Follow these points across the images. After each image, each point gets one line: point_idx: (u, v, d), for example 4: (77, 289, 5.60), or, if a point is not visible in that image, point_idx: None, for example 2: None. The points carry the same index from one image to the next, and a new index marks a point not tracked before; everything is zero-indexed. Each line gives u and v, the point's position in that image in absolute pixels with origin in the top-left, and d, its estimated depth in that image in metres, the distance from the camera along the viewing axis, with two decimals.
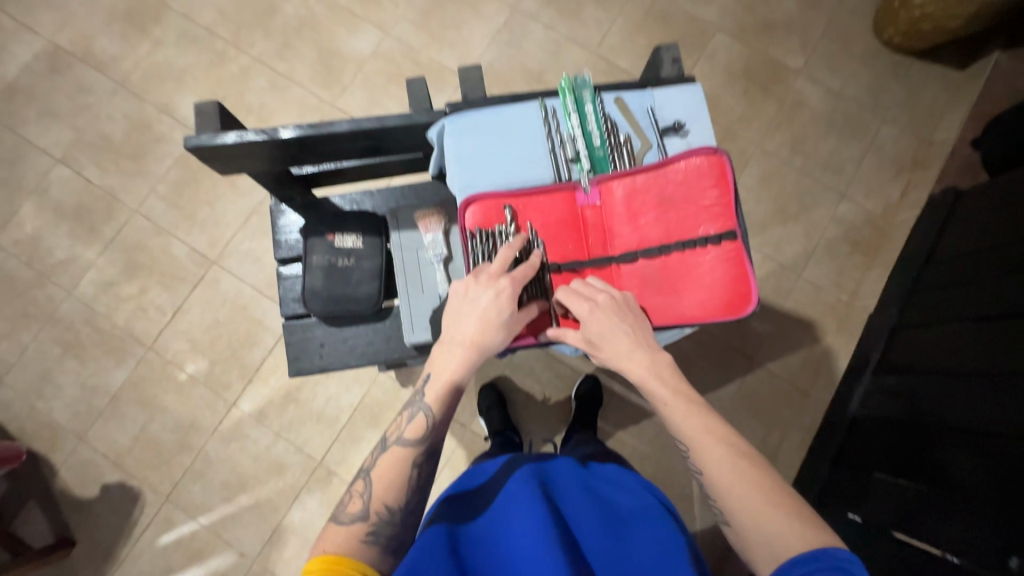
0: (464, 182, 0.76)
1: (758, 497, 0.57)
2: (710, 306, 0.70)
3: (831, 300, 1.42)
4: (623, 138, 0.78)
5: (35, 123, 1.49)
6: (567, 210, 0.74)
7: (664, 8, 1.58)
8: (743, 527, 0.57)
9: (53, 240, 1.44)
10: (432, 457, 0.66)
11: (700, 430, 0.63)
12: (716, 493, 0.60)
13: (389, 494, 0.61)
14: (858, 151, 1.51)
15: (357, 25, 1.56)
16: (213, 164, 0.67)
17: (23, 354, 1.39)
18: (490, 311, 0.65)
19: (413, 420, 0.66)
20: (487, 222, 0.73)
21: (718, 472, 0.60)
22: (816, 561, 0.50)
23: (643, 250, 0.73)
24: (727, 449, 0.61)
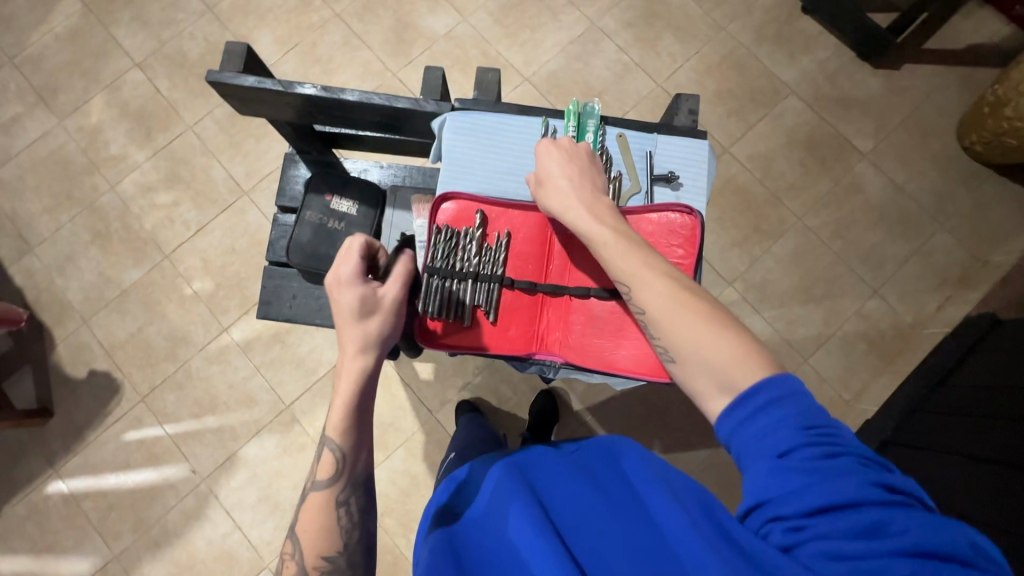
0: (449, 177, 0.78)
1: (701, 333, 0.57)
2: (645, 360, 0.72)
3: (832, 394, 1.36)
4: (614, 174, 0.78)
5: (126, 26, 1.59)
6: (535, 230, 0.76)
7: (743, 58, 1.55)
8: (689, 362, 0.58)
9: (112, 134, 1.54)
10: (361, 486, 0.65)
11: (641, 271, 0.63)
12: (661, 333, 0.61)
13: (323, 543, 0.60)
14: (904, 251, 1.43)
15: (439, 5, 1.59)
16: (234, 103, 0.71)
17: (57, 232, 1.48)
18: (353, 305, 0.63)
19: (321, 459, 0.63)
20: (457, 222, 0.75)
21: (656, 315, 0.61)
22: (758, 389, 0.53)
23: (597, 288, 0.74)
24: (667, 289, 0.61)
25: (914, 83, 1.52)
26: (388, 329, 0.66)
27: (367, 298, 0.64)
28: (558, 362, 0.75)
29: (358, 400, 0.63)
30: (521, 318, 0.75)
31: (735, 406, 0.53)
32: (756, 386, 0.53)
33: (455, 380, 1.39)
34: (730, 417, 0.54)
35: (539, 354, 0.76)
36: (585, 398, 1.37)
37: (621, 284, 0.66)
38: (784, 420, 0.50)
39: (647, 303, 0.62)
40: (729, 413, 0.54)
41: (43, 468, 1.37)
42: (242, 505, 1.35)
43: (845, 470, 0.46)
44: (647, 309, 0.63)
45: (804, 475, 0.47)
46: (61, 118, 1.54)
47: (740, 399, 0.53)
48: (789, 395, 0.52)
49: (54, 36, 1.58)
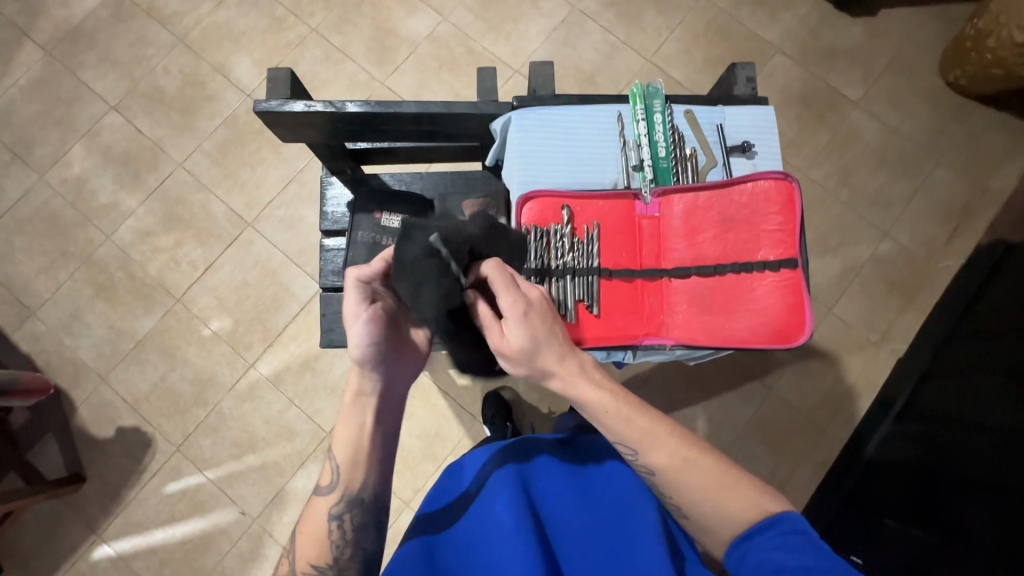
0: (524, 175, 0.77)
1: (715, 487, 0.63)
2: (760, 331, 0.71)
3: (860, 338, 1.39)
4: (689, 152, 0.79)
5: (94, 69, 1.52)
6: (624, 218, 0.75)
7: (726, 23, 1.56)
8: (705, 517, 0.63)
9: (99, 183, 1.48)
10: (359, 506, 0.67)
11: (648, 435, 0.65)
12: (674, 491, 0.64)
13: (313, 552, 0.64)
14: (907, 190, 1.47)
15: (416, 6, 1.56)
16: (277, 129, 0.69)
17: (57, 291, 1.43)
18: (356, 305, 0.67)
19: (325, 467, 0.67)
20: (543, 219, 0.74)
21: (669, 476, 0.64)
22: (782, 534, 0.58)
23: (696, 267, 0.73)
24: (673, 449, 0.64)
25: (893, 25, 1.55)
26: (353, 339, 0.65)
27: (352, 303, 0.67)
28: (670, 345, 0.73)
29: (351, 416, 0.66)
30: (623, 306, 0.73)
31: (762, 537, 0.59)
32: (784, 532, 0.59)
33: (494, 381, 1.38)
34: (734, 553, 0.61)
35: (647, 340, 0.74)
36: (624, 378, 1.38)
37: (623, 445, 0.65)
38: (794, 534, 0.58)
39: (654, 463, 0.64)
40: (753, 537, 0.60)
41: (86, 534, 1.33)
42: None
43: (827, 566, 0.54)
44: (657, 470, 0.64)
45: (792, 560, 0.56)
46: (41, 173, 1.48)
47: (739, 540, 0.61)
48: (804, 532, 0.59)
49: (19, 89, 1.51)
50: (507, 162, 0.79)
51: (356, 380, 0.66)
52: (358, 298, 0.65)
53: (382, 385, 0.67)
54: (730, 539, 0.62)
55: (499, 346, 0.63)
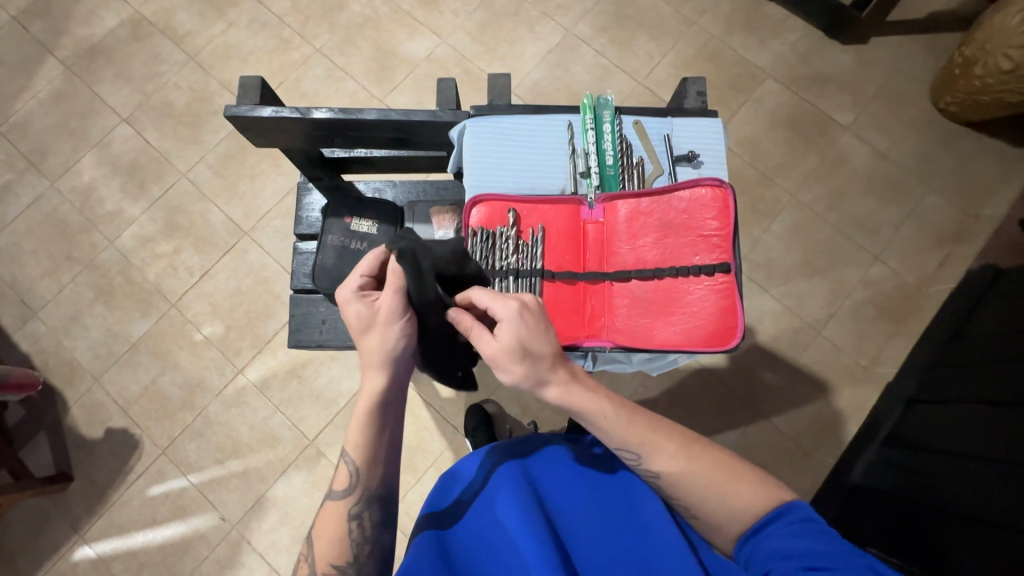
0: (475, 180, 0.79)
1: (725, 479, 0.61)
2: (695, 335, 0.71)
3: (849, 363, 1.38)
4: (635, 160, 0.81)
5: (109, 83, 1.60)
6: (568, 222, 0.76)
7: (717, 48, 1.60)
8: (714, 518, 0.60)
9: (106, 191, 1.54)
10: (377, 501, 0.65)
11: (648, 437, 0.63)
12: (679, 493, 0.62)
13: (334, 552, 0.62)
14: (898, 215, 1.47)
15: (416, 30, 1.62)
16: (250, 134, 0.74)
17: (59, 294, 1.47)
18: (356, 315, 0.62)
19: (339, 470, 0.64)
20: (490, 222, 0.76)
21: (673, 478, 0.62)
22: (787, 520, 0.56)
23: (637, 270, 0.73)
24: (674, 451, 0.63)
25: (882, 53, 1.57)
26: (395, 343, 0.62)
27: (362, 312, 0.61)
28: (609, 348, 0.73)
29: (373, 421, 0.62)
30: (564, 308, 0.73)
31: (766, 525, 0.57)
32: (790, 518, 0.56)
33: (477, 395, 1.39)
34: (745, 547, 0.58)
35: (587, 342, 0.74)
36: None
37: (624, 450, 0.64)
38: (799, 518, 0.56)
39: (657, 464, 0.63)
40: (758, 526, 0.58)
41: (68, 534, 1.34)
42: (276, 548, 1.33)
43: (839, 551, 0.52)
44: (662, 471, 0.63)
45: (803, 544, 0.53)
46: (52, 180, 1.54)
47: (749, 534, 0.58)
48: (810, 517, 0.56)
49: (38, 101, 1.59)
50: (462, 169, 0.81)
51: (382, 386, 0.62)
52: (385, 303, 0.61)
53: (403, 386, 0.65)
54: (737, 536, 0.59)
55: (492, 356, 0.61)
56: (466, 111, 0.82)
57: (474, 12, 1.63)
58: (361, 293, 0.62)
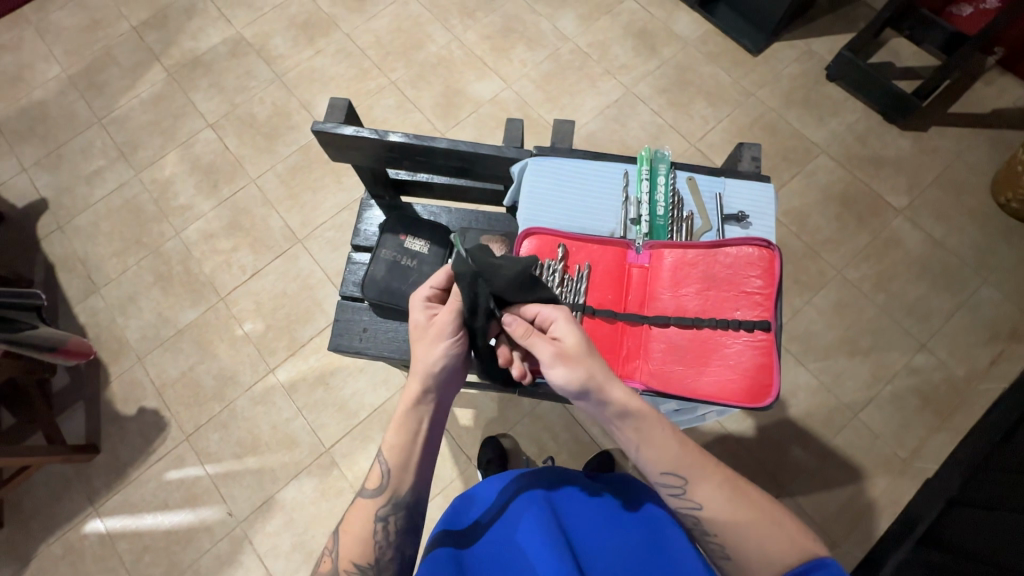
0: (529, 214, 0.83)
1: (760, 524, 0.59)
2: (729, 388, 0.71)
3: (887, 452, 1.32)
4: (685, 214, 0.83)
5: (203, 91, 1.76)
6: (614, 263, 0.78)
7: (773, 120, 1.63)
8: (749, 561, 0.57)
9: (182, 186, 1.67)
10: (404, 508, 0.64)
11: (694, 462, 0.62)
12: (716, 529, 0.60)
13: (358, 551, 0.62)
14: (950, 304, 1.43)
15: (485, 73, 1.73)
16: (329, 149, 0.81)
17: (122, 274, 1.58)
18: (418, 320, 0.69)
19: (374, 469, 0.66)
20: (539, 254, 0.78)
21: (715, 511, 0.60)
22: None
23: (676, 317, 0.74)
24: (720, 480, 0.61)
25: (943, 143, 1.57)
26: (437, 355, 0.66)
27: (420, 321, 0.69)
28: (640, 390, 0.73)
29: (408, 422, 0.65)
30: (600, 346, 0.74)
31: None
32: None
33: (496, 428, 1.38)
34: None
35: (619, 382, 0.74)
36: None
37: (670, 476, 0.62)
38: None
39: (700, 496, 0.61)
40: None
41: (84, 505, 1.38)
42: (276, 552, 1.33)
43: None
44: (704, 502, 0.60)
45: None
46: (137, 171, 1.69)
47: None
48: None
49: (139, 100, 1.76)
50: (518, 203, 0.85)
51: (420, 392, 0.65)
52: (440, 317, 0.68)
53: (442, 396, 0.67)
54: None
55: (552, 360, 0.64)
56: (529, 151, 0.87)
57: (541, 63, 1.73)
58: (425, 306, 0.71)
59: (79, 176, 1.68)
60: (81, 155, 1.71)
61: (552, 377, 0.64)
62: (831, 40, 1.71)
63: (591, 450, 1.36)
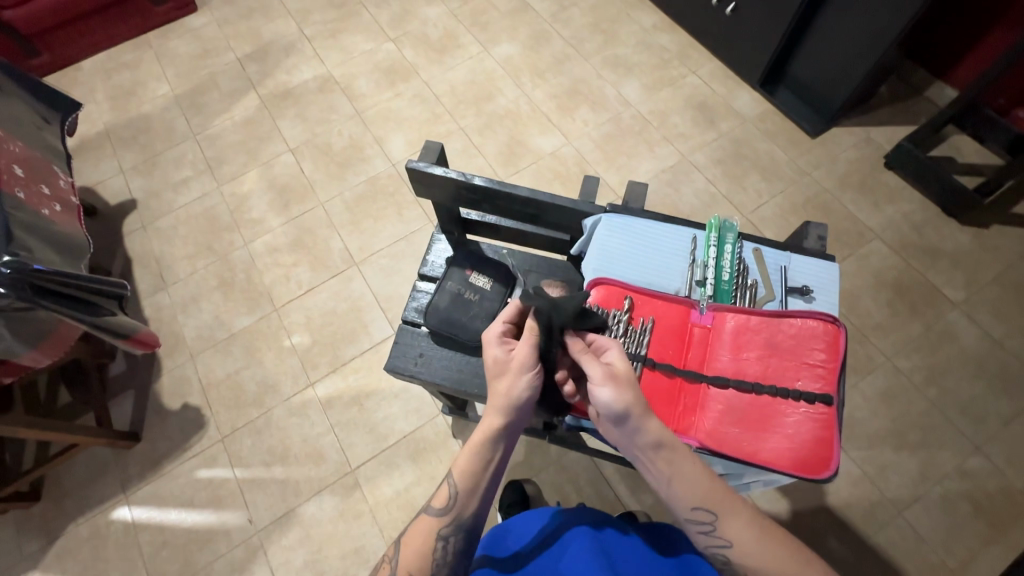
0: (597, 265, 0.87)
1: (796, 565, 0.59)
2: (787, 458, 0.71)
3: (933, 559, 1.23)
4: (750, 282, 0.85)
5: (289, 120, 1.93)
6: (677, 320, 0.80)
7: (827, 201, 1.65)
8: None
9: (256, 202, 1.80)
10: (465, 531, 0.65)
11: (724, 497, 0.62)
12: (745, 566, 0.61)
13: (417, 564, 0.63)
14: (1008, 409, 1.36)
15: (549, 129, 1.83)
16: (415, 184, 0.88)
17: (190, 276, 1.70)
18: (498, 356, 0.69)
19: (441, 488, 0.66)
20: (605, 303, 0.82)
21: (744, 549, 0.61)
22: None
23: (736, 380, 0.75)
24: (750, 518, 0.62)
25: (1005, 242, 1.55)
26: (519, 390, 0.67)
27: (500, 357, 0.69)
28: (694, 447, 0.73)
29: (483, 451, 0.65)
30: (658, 399, 0.75)
31: None
32: None
33: (520, 472, 1.37)
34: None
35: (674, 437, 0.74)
36: (655, 511, 1.32)
37: (701, 511, 0.62)
38: None
39: (730, 533, 0.61)
40: None
41: (116, 492, 1.43)
42: (288, 567, 1.33)
43: None
44: (734, 539, 0.61)
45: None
46: (219, 184, 1.83)
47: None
48: None
49: (232, 122, 1.94)
50: (587, 253, 0.89)
51: (499, 424, 0.66)
52: (520, 352, 0.68)
53: (516, 429, 0.67)
54: None
55: (601, 376, 0.64)
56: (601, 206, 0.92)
57: (602, 124, 1.83)
58: (502, 341, 0.71)
59: (168, 183, 1.84)
60: (173, 164, 1.87)
61: (600, 394, 0.64)
62: (891, 130, 1.74)
63: (615, 508, 1.33)
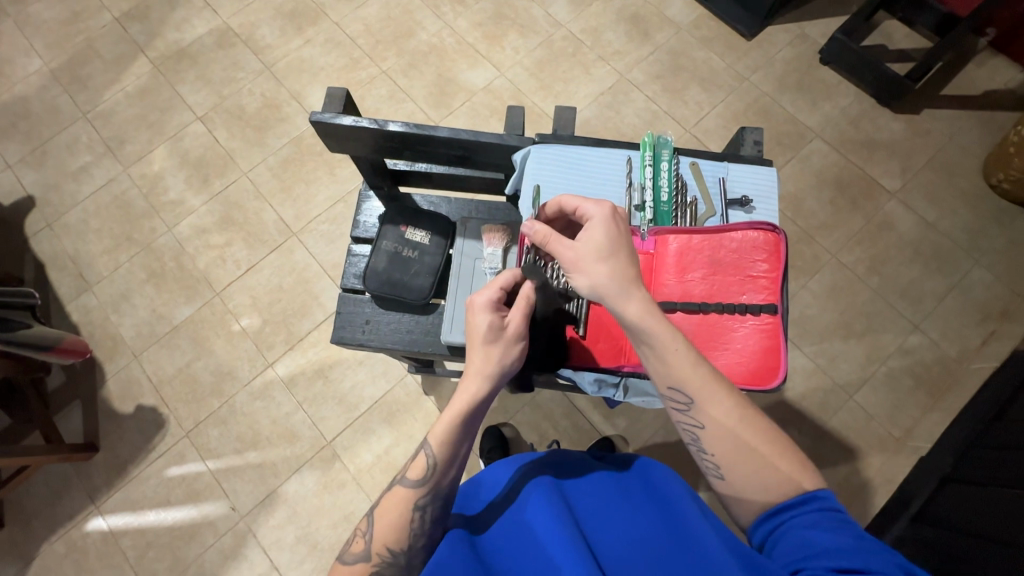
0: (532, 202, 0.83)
1: (765, 453, 0.56)
2: (737, 371, 0.73)
3: (882, 432, 1.34)
4: (689, 200, 0.83)
5: (191, 84, 1.73)
6: None
7: (767, 105, 1.63)
8: (747, 487, 0.56)
9: (172, 181, 1.64)
10: (441, 499, 0.63)
11: (707, 382, 0.58)
12: (716, 451, 0.58)
13: (393, 536, 0.61)
14: (942, 287, 1.45)
15: (478, 61, 1.71)
16: (328, 139, 0.80)
17: (115, 271, 1.56)
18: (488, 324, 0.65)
19: (417, 458, 0.64)
20: None
21: (717, 433, 0.57)
22: (810, 505, 0.53)
23: (683, 303, 0.75)
24: (730, 405, 0.58)
25: (935, 125, 1.58)
26: (508, 360, 0.66)
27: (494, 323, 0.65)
28: (646, 373, 0.78)
29: (467, 420, 0.63)
30: (607, 332, 0.79)
31: (774, 526, 0.54)
32: (803, 507, 0.53)
33: (496, 417, 1.39)
34: (765, 525, 0.55)
35: (627, 367, 0.79)
36: (630, 433, 1.37)
37: (677, 393, 0.59)
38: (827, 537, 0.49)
39: (707, 416, 0.58)
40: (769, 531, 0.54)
41: (85, 503, 1.38)
42: (280, 545, 1.34)
43: (862, 544, 0.48)
44: (708, 422, 0.58)
45: (828, 540, 0.49)
46: (125, 167, 1.66)
47: (770, 514, 0.55)
48: (824, 510, 0.52)
49: (125, 94, 1.72)
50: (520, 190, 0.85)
51: (483, 389, 0.64)
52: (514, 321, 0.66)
53: (495, 396, 0.66)
54: (758, 513, 0.56)
55: (570, 261, 0.62)
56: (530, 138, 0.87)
57: (533, 50, 1.72)
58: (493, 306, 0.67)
59: (66, 172, 1.65)
60: (67, 150, 1.67)
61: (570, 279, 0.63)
62: (824, 23, 1.70)
63: (592, 437, 1.37)
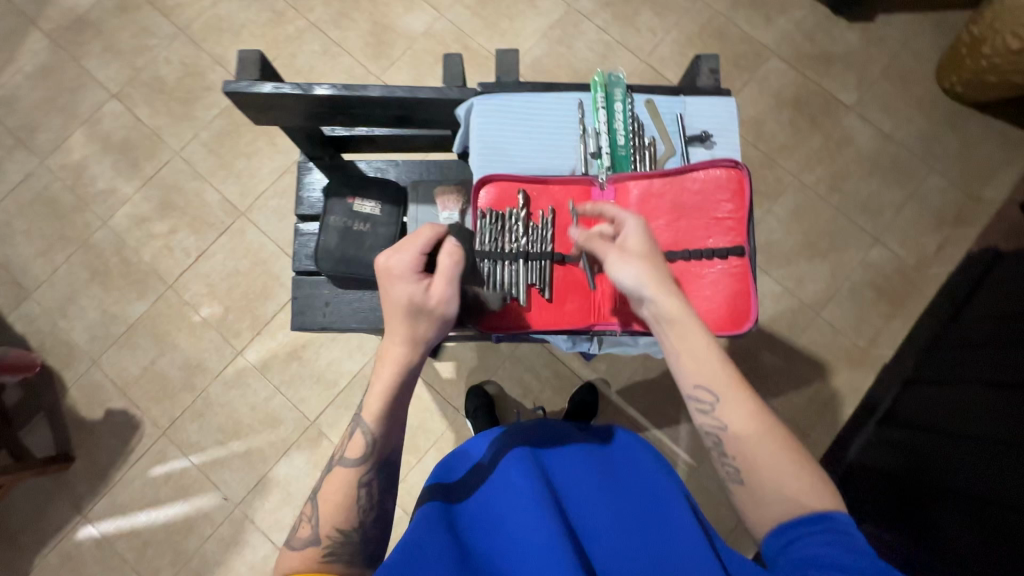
0: (484, 159, 0.80)
1: (774, 462, 0.58)
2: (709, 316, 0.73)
3: (848, 344, 1.40)
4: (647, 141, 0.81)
5: (97, 57, 1.55)
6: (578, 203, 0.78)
7: (722, 25, 1.56)
8: (763, 486, 0.58)
9: (98, 169, 1.51)
10: (383, 468, 0.65)
11: (732, 383, 0.62)
12: (735, 450, 0.60)
13: (341, 515, 0.61)
14: (900, 197, 1.47)
15: (414, 3, 1.57)
16: (250, 111, 0.72)
17: (54, 274, 1.45)
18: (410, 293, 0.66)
19: (353, 438, 0.65)
20: (499, 204, 0.78)
21: (740, 432, 0.60)
22: (822, 524, 0.54)
23: None
24: (750, 408, 0.61)
25: (890, 32, 1.55)
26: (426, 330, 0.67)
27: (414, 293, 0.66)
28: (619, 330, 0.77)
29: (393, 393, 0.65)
30: (574, 291, 0.77)
31: (784, 543, 0.55)
32: (815, 525, 0.54)
33: (478, 376, 1.39)
34: (775, 541, 0.56)
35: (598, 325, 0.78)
36: (610, 375, 1.39)
37: (702, 391, 0.62)
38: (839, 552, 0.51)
39: (728, 415, 0.61)
40: (778, 550, 0.55)
41: (71, 513, 1.35)
42: (280, 525, 1.35)
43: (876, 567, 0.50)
44: (730, 422, 0.60)
45: (842, 558, 0.51)
46: (41, 159, 1.51)
47: (782, 530, 0.55)
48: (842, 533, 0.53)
49: (23, 75, 1.54)
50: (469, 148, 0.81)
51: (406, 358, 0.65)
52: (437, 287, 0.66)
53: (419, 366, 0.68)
54: (771, 529, 0.57)
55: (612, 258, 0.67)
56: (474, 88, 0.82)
57: None
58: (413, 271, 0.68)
59: None
60: None
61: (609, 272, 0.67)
62: None
63: (574, 383, 1.39)
